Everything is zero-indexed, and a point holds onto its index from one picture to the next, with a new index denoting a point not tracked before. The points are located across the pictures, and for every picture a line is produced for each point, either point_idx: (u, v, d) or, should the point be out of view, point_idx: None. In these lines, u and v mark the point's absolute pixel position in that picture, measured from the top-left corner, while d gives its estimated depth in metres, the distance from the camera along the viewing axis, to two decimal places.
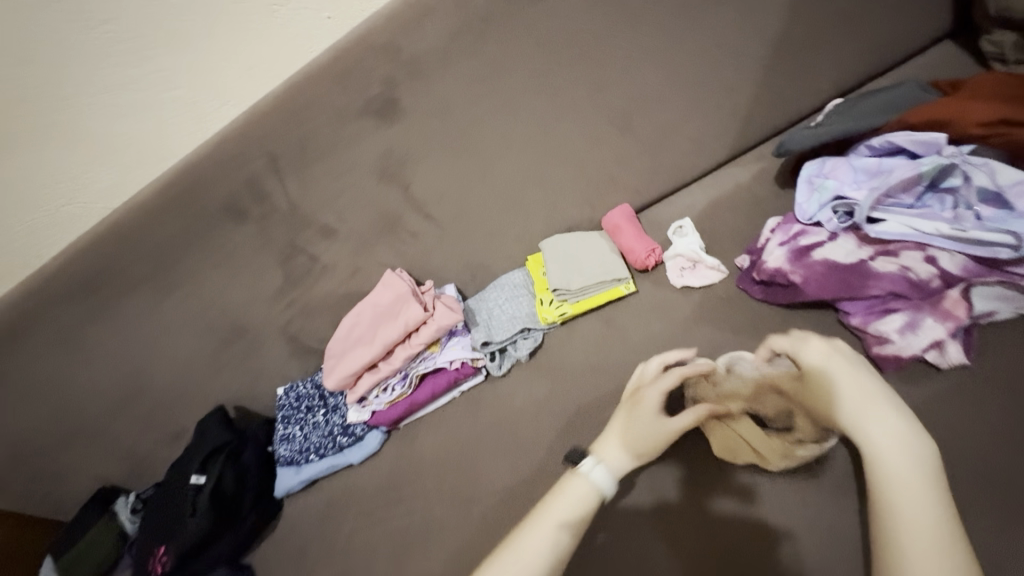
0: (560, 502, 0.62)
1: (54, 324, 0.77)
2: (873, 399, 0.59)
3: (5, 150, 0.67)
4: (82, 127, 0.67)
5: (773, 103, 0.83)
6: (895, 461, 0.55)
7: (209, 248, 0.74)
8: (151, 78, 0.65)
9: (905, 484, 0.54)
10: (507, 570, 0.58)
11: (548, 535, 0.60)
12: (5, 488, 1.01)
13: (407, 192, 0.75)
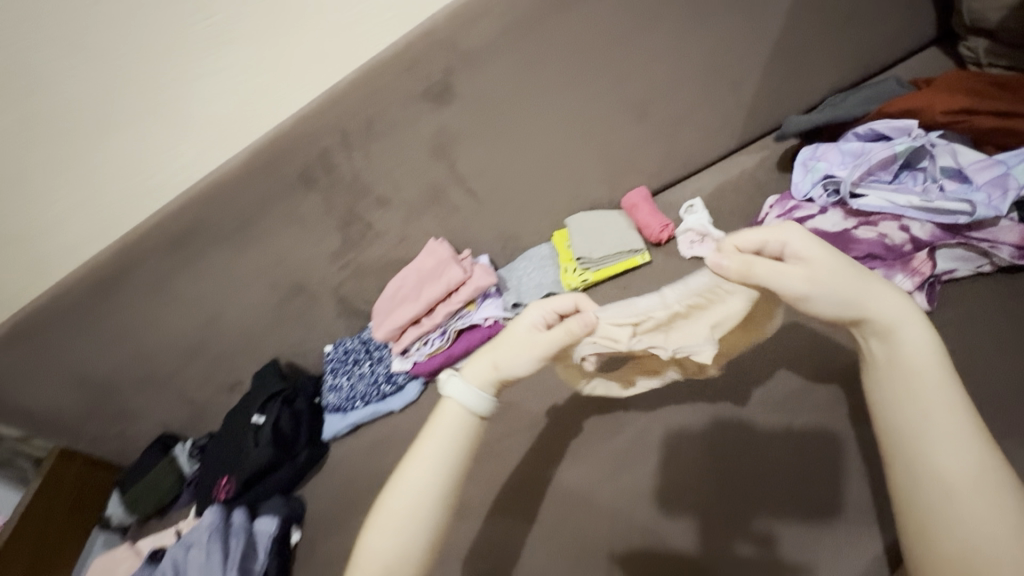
0: (434, 434, 0.60)
1: (146, 273, 0.90)
2: (870, 289, 0.55)
3: (127, 119, 0.80)
4: (189, 102, 0.80)
5: (775, 99, 0.93)
6: (916, 361, 0.54)
7: (283, 210, 0.86)
8: (251, 63, 0.78)
9: (920, 368, 0.54)
10: (399, 496, 0.59)
11: (426, 464, 0.59)
12: (80, 428, 1.13)
13: (453, 167, 0.86)
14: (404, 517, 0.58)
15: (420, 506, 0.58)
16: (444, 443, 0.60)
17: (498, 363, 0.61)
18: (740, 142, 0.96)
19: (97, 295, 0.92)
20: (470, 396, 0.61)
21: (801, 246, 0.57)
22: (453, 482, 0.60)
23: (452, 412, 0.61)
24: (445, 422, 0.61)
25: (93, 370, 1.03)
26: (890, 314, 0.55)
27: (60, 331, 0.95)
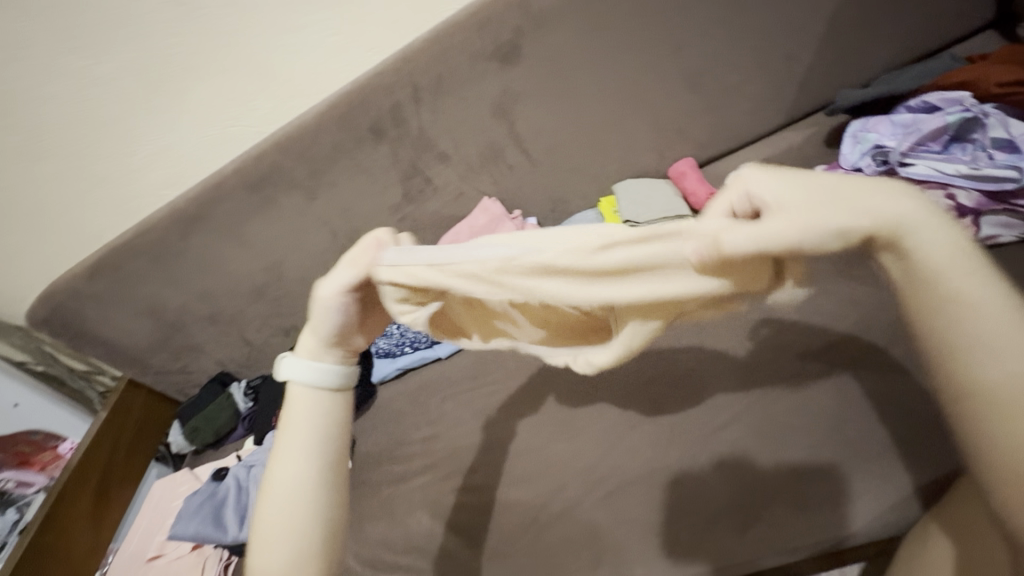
0: (289, 437, 0.51)
1: (222, 214, 0.96)
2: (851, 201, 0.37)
3: (233, 62, 0.92)
4: (287, 49, 0.92)
5: (824, 77, 0.97)
6: (936, 261, 0.38)
7: (352, 160, 0.92)
8: (345, 17, 0.91)
9: (953, 274, 0.38)
10: (268, 525, 0.49)
11: (297, 463, 0.49)
12: (145, 362, 1.21)
13: (513, 126, 0.93)
14: (280, 526, 0.48)
15: (306, 511, 0.49)
16: (307, 437, 0.51)
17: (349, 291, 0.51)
18: (782, 121, 1.02)
19: (175, 233, 0.98)
20: (308, 374, 0.52)
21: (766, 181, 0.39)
22: (337, 480, 0.51)
23: (309, 402, 0.52)
24: (298, 420, 0.51)
25: (165, 306, 1.11)
26: (893, 213, 0.37)
27: (139, 266, 1.03)
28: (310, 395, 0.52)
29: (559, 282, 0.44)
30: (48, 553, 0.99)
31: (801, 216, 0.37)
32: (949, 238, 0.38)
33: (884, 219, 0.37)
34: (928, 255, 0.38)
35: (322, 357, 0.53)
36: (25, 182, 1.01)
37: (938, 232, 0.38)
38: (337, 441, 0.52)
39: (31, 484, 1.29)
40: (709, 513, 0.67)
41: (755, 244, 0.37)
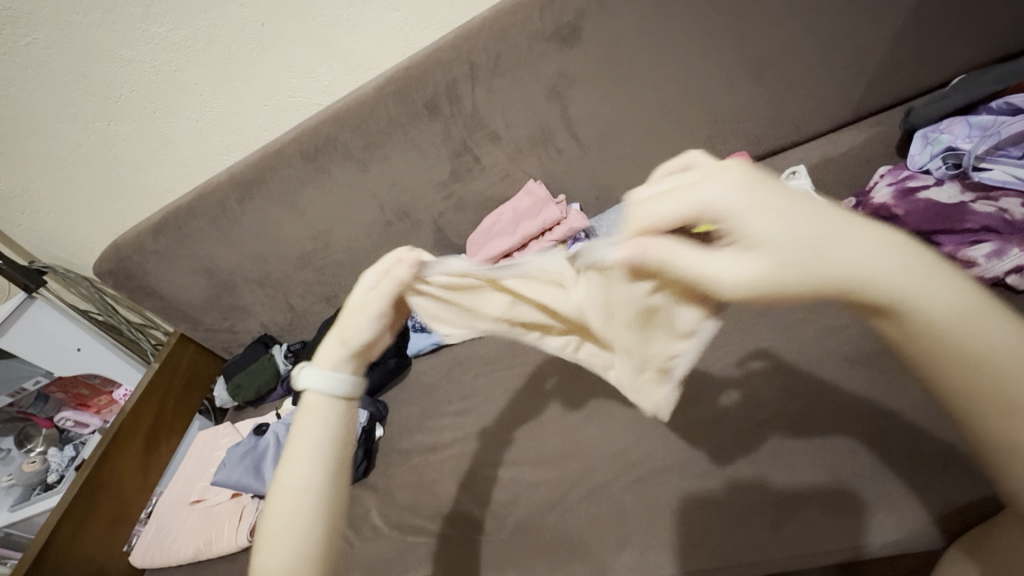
0: (304, 437, 0.48)
1: (277, 181, 1.00)
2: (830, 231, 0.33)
3: (304, 35, 0.95)
4: (353, 22, 0.95)
5: (896, 74, 0.92)
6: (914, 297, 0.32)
7: (405, 135, 0.94)
8: None
9: (963, 335, 0.31)
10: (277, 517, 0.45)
11: (312, 464, 0.47)
12: (196, 319, 1.27)
13: (565, 109, 0.93)
14: (286, 524, 0.45)
15: (301, 515, 0.45)
16: (319, 441, 0.48)
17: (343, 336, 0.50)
18: (846, 119, 0.98)
19: (234, 196, 1.03)
20: (334, 386, 0.49)
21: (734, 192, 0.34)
22: (337, 498, 0.47)
23: (322, 414, 0.49)
24: (308, 437, 0.48)
25: (218, 266, 1.16)
26: (877, 271, 0.31)
27: (199, 226, 1.08)
28: (327, 404, 0.49)
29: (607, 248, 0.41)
30: (98, 489, 1.05)
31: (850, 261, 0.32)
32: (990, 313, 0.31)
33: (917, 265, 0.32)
34: (974, 332, 0.31)
35: (340, 367, 0.50)
36: (101, 139, 1.07)
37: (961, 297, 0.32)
38: (345, 449, 0.49)
39: (87, 425, 1.44)
40: (740, 510, 0.65)
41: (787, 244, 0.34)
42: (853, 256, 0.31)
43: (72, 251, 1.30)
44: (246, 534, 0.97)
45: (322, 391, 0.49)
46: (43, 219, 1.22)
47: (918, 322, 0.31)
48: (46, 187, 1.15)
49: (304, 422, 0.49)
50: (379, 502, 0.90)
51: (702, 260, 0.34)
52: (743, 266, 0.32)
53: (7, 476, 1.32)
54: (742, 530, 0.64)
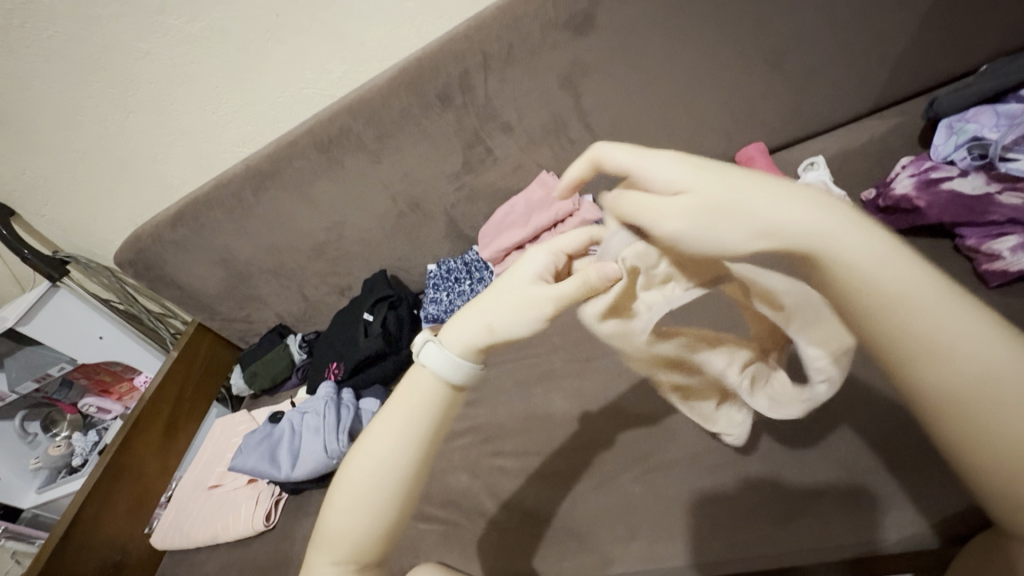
0: (394, 408, 0.47)
1: (292, 172, 1.01)
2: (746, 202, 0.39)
3: (317, 26, 0.96)
4: (367, 13, 0.95)
5: (920, 62, 0.90)
6: (859, 267, 0.38)
7: (417, 126, 0.94)
8: None
9: (875, 280, 0.38)
10: (352, 476, 0.46)
11: (394, 439, 0.45)
12: (213, 308, 1.30)
13: (578, 100, 0.92)
14: (360, 496, 0.45)
15: (371, 490, 0.45)
16: (404, 417, 0.46)
17: (493, 324, 0.47)
18: (867, 109, 0.96)
19: (249, 188, 1.05)
20: (451, 369, 0.46)
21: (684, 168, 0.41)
22: (410, 484, 0.46)
23: (420, 387, 0.47)
24: (400, 411, 0.46)
25: (234, 257, 1.18)
26: (808, 226, 0.38)
27: (215, 217, 1.09)
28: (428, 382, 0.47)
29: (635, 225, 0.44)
30: (122, 473, 1.09)
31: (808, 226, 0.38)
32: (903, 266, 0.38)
33: (842, 220, 0.38)
34: (883, 280, 0.38)
35: (464, 355, 0.47)
36: (120, 131, 1.09)
37: (901, 266, 0.38)
38: (433, 434, 0.46)
39: (109, 411, 1.50)
40: (750, 504, 0.65)
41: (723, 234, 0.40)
42: (781, 217, 0.38)
43: (92, 241, 1.33)
44: (262, 519, 1.00)
45: (431, 365, 0.47)
46: (66, 210, 1.24)
47: (837, 269, 0.38)
48: (68, 178, 1.18)
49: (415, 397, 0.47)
50: None
51: (650, 211, 0.42)
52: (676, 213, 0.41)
53: (35, 459, 1.42)
54: (751, 524, 0.64)
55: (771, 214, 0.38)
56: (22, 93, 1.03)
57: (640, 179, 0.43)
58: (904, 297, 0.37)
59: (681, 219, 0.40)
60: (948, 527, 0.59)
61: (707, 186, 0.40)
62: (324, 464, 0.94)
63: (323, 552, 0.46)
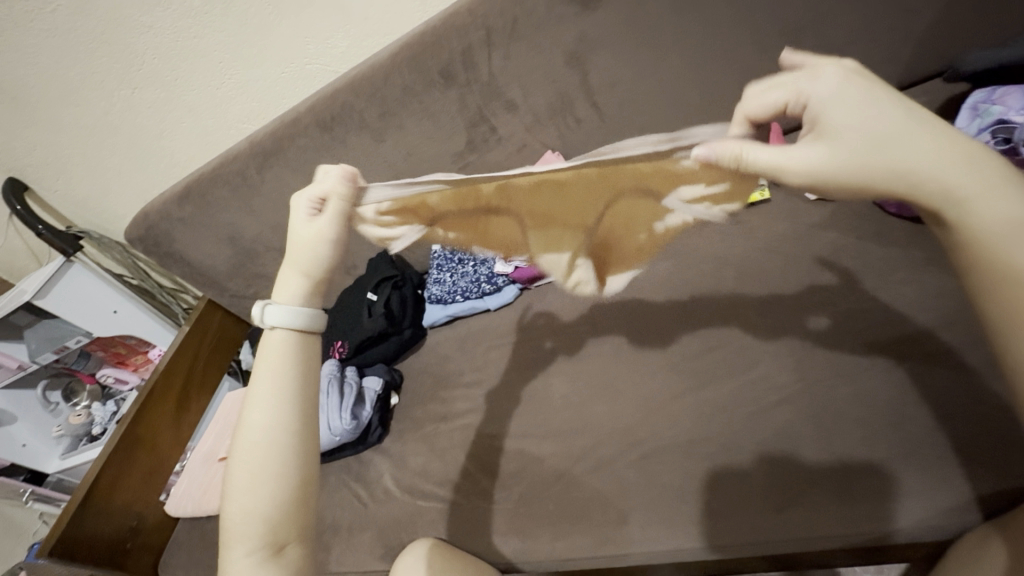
0: (258, 379, 0.56)
1: (294, 150, 1.00)
2: (892, 140, 0.43)
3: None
4: None
5: (945, 38, 0.86)
6: (992, 219, 0.43)
7: (420, 104, 0.93)
8: None
9: (1014, 246, 0.42)
10: (241, 460, 0.54)
11: (267, 408, 0.55)
12: (223, 285, 1.32)
13: (585, 77, 0.90)
14: (255, 474, 0.53)
15: (262, 455, 0.54)
16: (262, 402, 0.55)
17: (306, 270, 0.57)
18: (887, 88, 0.92)
19: (253, 166, 1.04)
20: (293, 319, 0.57)
21: (825, 92, 0.45)
22: (301, 446, 0.55)
23: (274, 353, 0.57)
24: (262, 380, 0.56)
25: (241, 235, 1.19)
26: (952, 173, 0.43)
27: (221, 194, 1.10)
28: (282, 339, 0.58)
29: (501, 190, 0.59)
30: (137, 444, 1.13)
31: (930, 165, 0.43)
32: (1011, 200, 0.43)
33: (990, 185, 0.43)
34: (1000, 231, 0.43)
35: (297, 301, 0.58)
36: (127, 107, 1.09)
37: (1005, 192, 0.43)
38: (299, 385, 0.56)
39: (127, 382, 1.56)
40: (745, 494, 0.65)
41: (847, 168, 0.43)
42: (922, 158, 0.43)
43: (105, 217, 1.35)
44: None
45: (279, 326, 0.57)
46: (78, 185, 1.26)
47: (968, 221, 0.43)
48: (79, 154, 1.19)
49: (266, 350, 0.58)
50: (392, 467, 0.93)
51: (786, 155, 0.44)
52: (816, 149, 0.44)
53: (57, 427, 1.50)
54: (745, 512, 0.64)
55: (907, 152, 0.43)
56: (28, 66, 1.03)
57: None
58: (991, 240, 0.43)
59: (807, 160, 0.44)
60: (947, 521, 0.58)
61: (845, 118, 0.44)
62: (330, 440, 0.95)
63: (240, 545, 0.54)
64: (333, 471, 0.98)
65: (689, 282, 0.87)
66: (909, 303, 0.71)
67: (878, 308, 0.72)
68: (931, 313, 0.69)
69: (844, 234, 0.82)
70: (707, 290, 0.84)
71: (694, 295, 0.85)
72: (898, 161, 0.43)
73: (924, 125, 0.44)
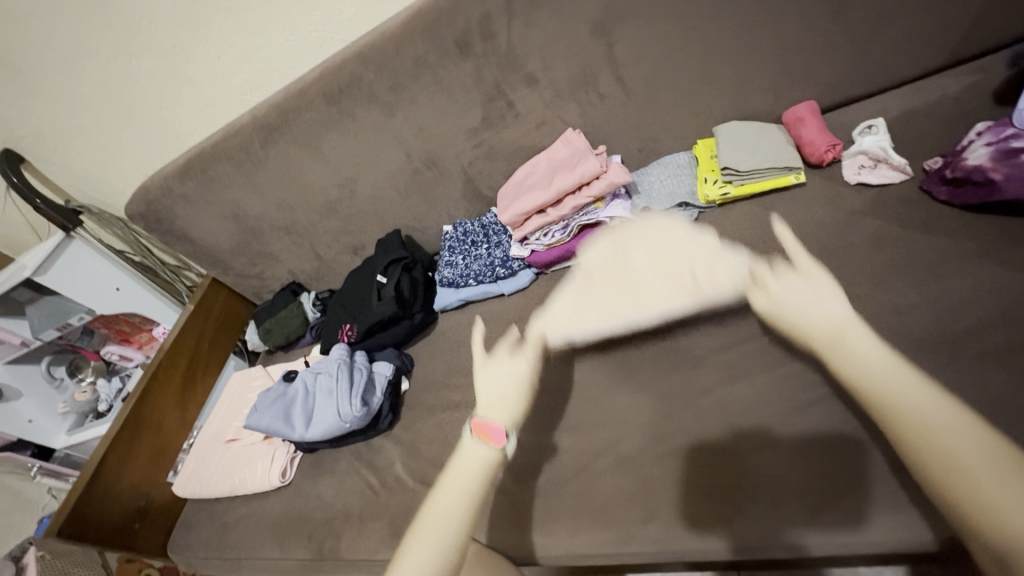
0: (451, 478, 0.64)
1: (301, 125, 0.96)
2: (831, 318, 0.62)
3: None
4: None
5: (997, 15, 0.81)
6: (923, 406, 0.53)
7: (434, 77, 0.87)
8: None
9: (918, 411, 0.53)
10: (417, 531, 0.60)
11: (451, 500, 0.62)
12: (228, 264, 1.28)
13: (610, 49, 0.84)
14: (428, 547, 0.58)
15: (441, 539, 0.58)
16: (456, 499, 0.62)
17: (504, 399, 0.69)
18: (929, 68, 0.88)
19: (257, 140, 0.99)
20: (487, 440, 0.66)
21: (793, 279, 0.67)
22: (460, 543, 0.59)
23: (470, 468, 0.65)
24: (460, 470, 0.65)
25: (246, 213, 1.14)
26: (839, 326, 0.61)
27: (223, 170, 1.05)
28: (486, 460, 0.65)
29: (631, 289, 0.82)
30: (142, 425, 1.11)
31: (852, 340, 0.60)
32: (933, 404, 0.53)
33: (912, 387, 0.55)
34: (915, 406, 0.53)
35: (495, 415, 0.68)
36: (125, 76, 1.04)
37: (911, 383, 0.55)
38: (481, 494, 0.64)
39: (131, 359, 1.55)
40: (777, 495, 0.61)
41: (796, 311, 0.64)
42: (832, 317, 0.62)
43: (107, 190, 1.30)
44: (278, 476, 1.00)
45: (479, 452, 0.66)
46: (76, 158, 1.21)
47: (906, 407, 0.54)
48: (76, 124, 1.14)
49: (463, 472, 0.65)
50: (403, 454, 0.91)
51: (784, 291, 0.66)
52: (771, 299, 0.67)
53: (63, 404, 1.47)
54: (776, 513, 0.60)
55: (835, 322, 0.61)
56: (21, 31, 0.98)
57: (762, 279, 0.69)
58: (944, 430, 0.51)
59: (759, 296, 0.68)
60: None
61: (788, 292, 0.66)
62: (337, 427, 0.92)
63: None
64: (344, 456, 0.98)
65: None
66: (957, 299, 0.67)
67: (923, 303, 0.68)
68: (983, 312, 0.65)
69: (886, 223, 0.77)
70: (737, 281, 0.80)
71: (723, 284, 0.81)
72: (829, 323, 0.61)
73: (841, 312, 0.62)
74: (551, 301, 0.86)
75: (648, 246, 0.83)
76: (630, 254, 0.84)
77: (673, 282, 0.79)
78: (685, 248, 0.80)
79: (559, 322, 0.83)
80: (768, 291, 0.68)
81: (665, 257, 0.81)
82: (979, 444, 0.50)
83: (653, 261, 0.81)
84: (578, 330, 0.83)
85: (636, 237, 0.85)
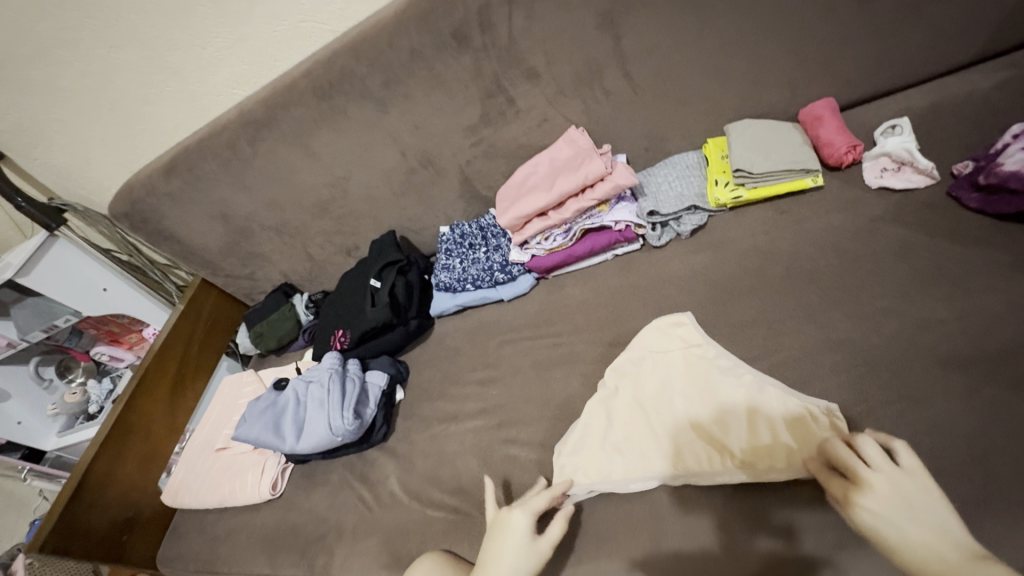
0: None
1: (290, 121, 0.90)
2: (919, 511, 0.48)
3: None
4: None
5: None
6: None
7: (430, 72, 0.82)
8: None
9: None
10: None
11: None
12: (217, 265, 1.23)
13: (617, 43, 0.79)
14: None
15: None
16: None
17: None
18: (951, 65, 0.84)
19: (244, 137, 0.94)
20: None
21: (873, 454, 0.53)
22: None
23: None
24: None
25: (234, 213, 1.10)
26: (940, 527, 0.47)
27: (209, 169, 1.00)
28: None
29: (660, 410, 0.69)
30: (127, 433, 1.07)
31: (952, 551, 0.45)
32: None
33: None
34: None
35: None
36: (104, 68, 0.98)
37: None
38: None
39: (121, 359, 1.49)
40: (797, 525, 0.57)
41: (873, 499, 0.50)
42: (931, 519, 0.47)
43: (90, 188, 1.24)
44: (268, 489, 0.96)
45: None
46: (56, 154, 1.14)
47: None
48: (54, 119, 1.07)
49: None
50: (398, 469, 0.88)
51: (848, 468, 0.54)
52: (841, 486, 0.53)
53: (52, 406, 1.42)
54: (799, 548, 0.55)
55: (930, 520, 0.48)
56: None
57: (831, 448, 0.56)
58: None
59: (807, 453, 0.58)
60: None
61: (870, 475, 0.52)
62: (329, 440, 0.88)
63: None
64: (337, 469, 0.94)
65: (727, 278, 0.79)
66: (987, 314, 0.63)
67: (950, 317, 0.64)
68: (1014, 329, 0.61)
69: (909, 230, 0.73)
70: (749, 291, 0.76)
71: (735, 294, 0.76)
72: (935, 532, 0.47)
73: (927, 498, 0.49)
74: (576, 429, 0.73)
75: (689, 379, 0.70)
76: (665, 386, 0.71)
77: (715, 436, 0.64)
78: (734, 395, 0.67)
79: (582, 469, 0.68)
80: (849, 469, 0.53)
81: (707, 399, 0.68)
82: (941, 507, 0.49)
83: (691, 399, 0.68)
84: (603, 478, 0.66)
85: (665, 361, 0.73)
